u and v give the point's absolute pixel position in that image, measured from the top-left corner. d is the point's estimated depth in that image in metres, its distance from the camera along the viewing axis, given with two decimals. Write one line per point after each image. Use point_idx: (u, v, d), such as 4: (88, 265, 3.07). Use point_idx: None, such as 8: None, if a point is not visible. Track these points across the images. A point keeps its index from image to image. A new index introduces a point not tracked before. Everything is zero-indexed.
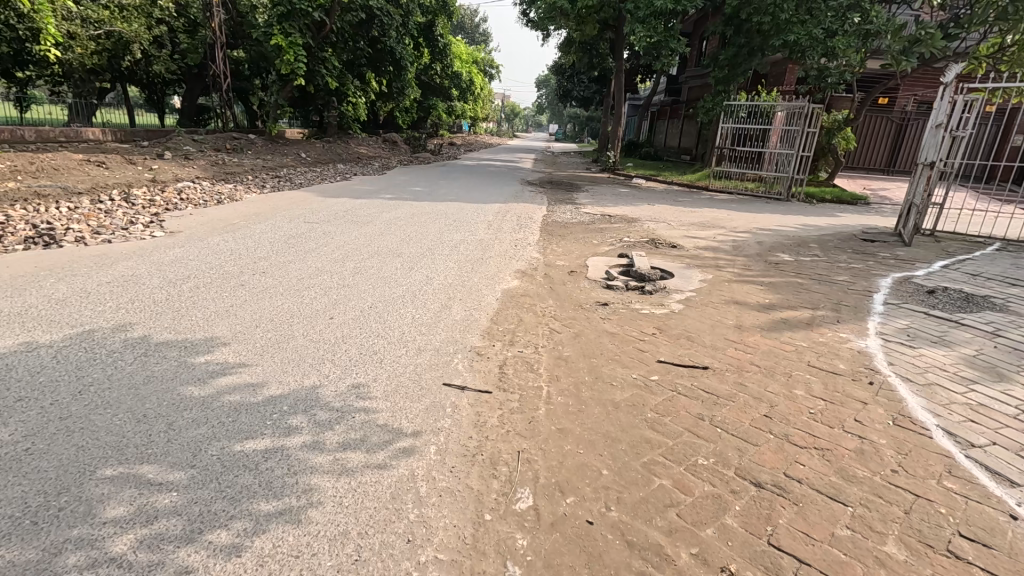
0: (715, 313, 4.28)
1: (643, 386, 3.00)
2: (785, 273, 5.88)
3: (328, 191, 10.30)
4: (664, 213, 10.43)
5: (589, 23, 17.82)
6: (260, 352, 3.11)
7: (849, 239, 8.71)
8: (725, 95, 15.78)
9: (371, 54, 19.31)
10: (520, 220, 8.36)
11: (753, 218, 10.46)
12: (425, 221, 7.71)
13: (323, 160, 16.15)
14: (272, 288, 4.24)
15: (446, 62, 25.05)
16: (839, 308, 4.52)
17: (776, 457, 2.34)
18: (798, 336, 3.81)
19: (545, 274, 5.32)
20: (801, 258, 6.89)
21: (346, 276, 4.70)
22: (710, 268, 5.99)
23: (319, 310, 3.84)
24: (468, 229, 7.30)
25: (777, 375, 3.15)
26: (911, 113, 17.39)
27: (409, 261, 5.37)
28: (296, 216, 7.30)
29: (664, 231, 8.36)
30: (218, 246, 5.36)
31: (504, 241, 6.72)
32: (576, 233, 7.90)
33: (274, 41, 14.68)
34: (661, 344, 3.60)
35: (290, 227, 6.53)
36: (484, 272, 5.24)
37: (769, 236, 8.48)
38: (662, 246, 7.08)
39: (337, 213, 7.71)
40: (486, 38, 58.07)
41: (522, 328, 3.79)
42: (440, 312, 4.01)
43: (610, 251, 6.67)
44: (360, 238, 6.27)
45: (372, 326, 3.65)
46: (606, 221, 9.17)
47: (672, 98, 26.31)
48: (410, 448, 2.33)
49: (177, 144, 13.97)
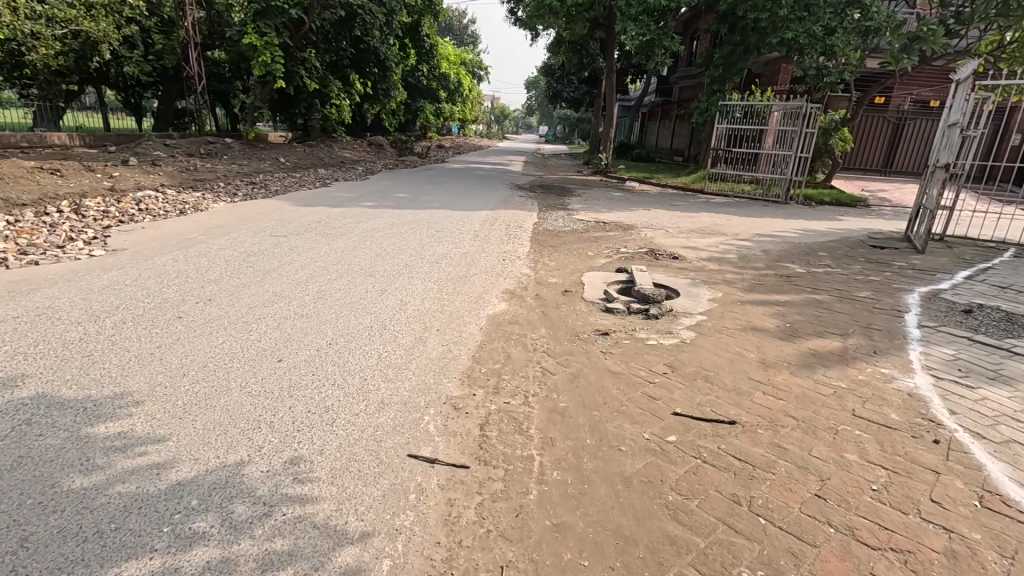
0: (732, 342, 3.72)
1: (658, 451, 2.41)
2: (800, 288, 5.34)
3: (303, 198, 9.65)
4: (662, 218, 9.92)
5: (579, 21, 17.02)
6: (177, 414, 2.48)
7: (856, 246, 8.23)
8: (720, 94, 15.14)
9: (354, 55, 18.70)
10: (509, 229, 7.77)
11: (754, 224, 9.95)
12: (406, 231, 7.11)
13: (303, 165, 15.46)
14: (214, 321, 3.61)
15: (433, 63, 24.50)
16: (871, 332, 3.97)
17: (844, 568, 1.77)
18: (833, 373, 3.26)
19: (536, 295, 4.72)
20: (813, 269, 6.36)
21: (305, 303, 4.07)
22: (718, 284, 5.45)
23: (265, 350, 3.21)
24: (452, 241, 6.69)
25: (821, 431, 2.58)
26: (907, 112, 17.02)
27: (381, 281, 4.76)
28: (263, 228, 6.65)
29: (663, 240, 7.83)
30: (163, 268, 4.70)
31: (491, 254, 6.13)
32: (570, 243, 7.34)
33: (248, 40, 13.89)
34: (675, 388, 3.02)
35: (253, 241, 5.89)
36: (467, 293, 4.63)
37: (773, 244, 7.98)
38: (663, 258, 6.53)
39: (309, 224, 7.07)
40: (474, 40, 57.62)
41: (510, 368, 3.19)
42: (412, 349, 3.40)
43: (606, 265, 6.11)
44: (329, 253, 5.63)
45: (327, 371, 3.03)
46: (601, 228, 8.64)
47: (663, 99, 25.95)
48: (354, 567, 1.72)
49: (147, 150, 13.23)
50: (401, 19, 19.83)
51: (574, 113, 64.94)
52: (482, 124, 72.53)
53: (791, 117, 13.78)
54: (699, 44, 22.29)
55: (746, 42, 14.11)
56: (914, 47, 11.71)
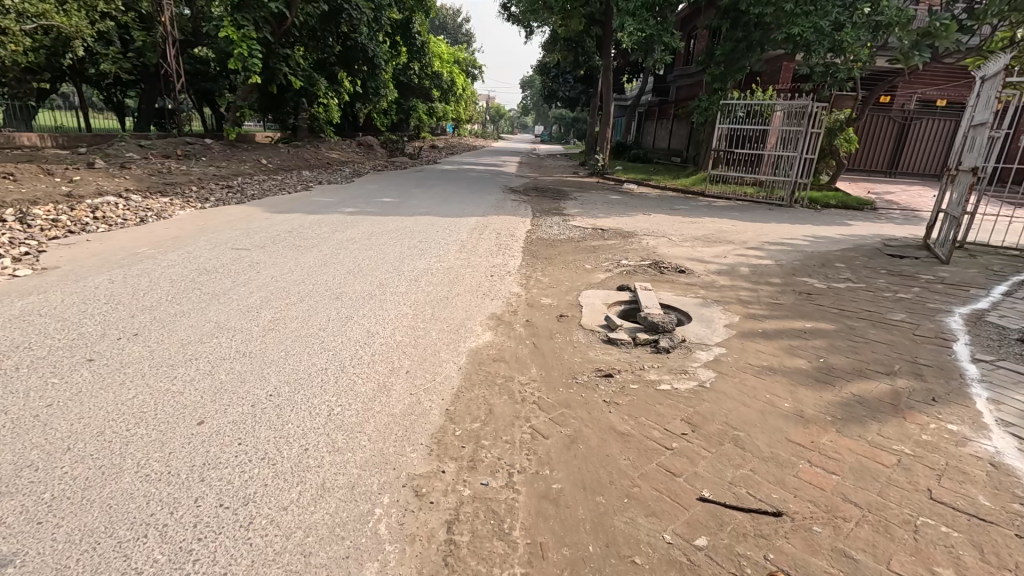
0: (760, 386, 3.11)
1: (685, 566, 1.79)
2: (826, 309, 4.75)
3: (279, 204, 8.98)
4: (663, 225, 9.34)
5: (575, 18, 16.20)
6: (36, 519, 1.84)
7: (874, 255, 7.65)
8: (721, 93, 14.55)
9: (341, 52, 18.07)
10: (499, 239, 7.16)
11: (761, 230, 9.37)
12: (386, 241, 6.49)
13: (287, 167, 14.78)
14: (133, 364, 2.96)
15: (424, 61, 23.92)
16: (923, 370, 3.36)
17: None
18: (891, 431, 2.64)
19: (527, 322, 4.08)
20: (834, 285, 5.78)
21: (251, 337, 3.43)
22: (732, 305, 4.83)
23: (185, 408, 2.57)
24: (435, 253, 6.05)
25: (896, 528, 1.97)
26: (913, 112, 16.43)
27: (349, 306, 4.12)
28: (224, 239, 5.98)
29: (666, 250, 7.26)
30: (92, 292, 4.03)
31: (478, 269, 5.50)
32: (566, 254, 6.74)
33: (224, 33, 13.10)
34: (699, 458, 2.39)
35: (208, 256, 5.22)
36: (446, 320, 4.00)
37: (785, 254, 7.41)
38: (669, 272, 5.92)
39: (278, 234, 6.42)
40: (468, 39, 56.73)
41: (491, 431, 2.56)
42: (370, 402, 2.76)
43: (607, 280, 5.52)
44: (294, 270, 4.99)
45: (258, 439, 2.38)
46: (599, 236, 8.05)
47: (660, 98, 25.46)
48: None
49: (118, 151, 12.52)
50: (391, 15, 19.16)
51: (569, 113, 64.41)
52: (476, 124, 71.89)
53: (795, 116, 13.25)
54: (697, 42, 21.71)
55: (749, 38, 13.61)
56: (924, 43, 11.31)
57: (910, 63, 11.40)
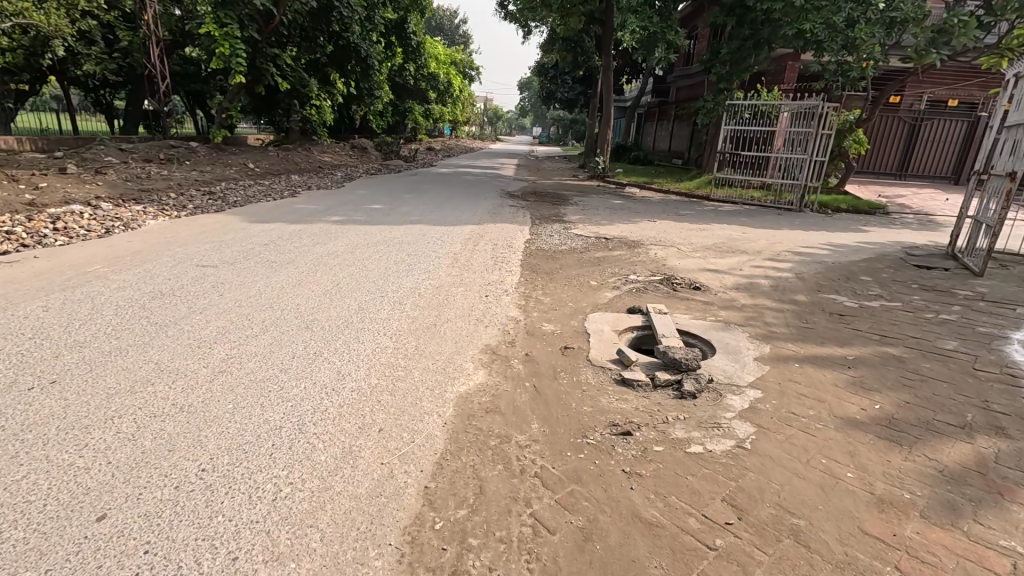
0: (812, 446, 2.54)
1: None
2: (866, 334, 4.21)
3: (260, 212, 8.40)
4: (671, 232, 8.79)
5: (574, 15, 15.77)
6: None
7: (900, 266, 7.11)
8: (727, 93, 13.99)
9: (333, 52, 17.52)
10: (496, 251, 6.61)
11: (774, 238, 8.83)
12: (372, 255, 5.92)
13: (275, 171, 14.20)
14: (36, 428, 2.37)
15: (420, 62, 23.42)
16: (1003, 422, 2.81)
17: None
18: (991, 519, 2.08)
19: (526, 357, 3.51)
20: (866, 303, 5.22)
21: (194, 384, 2.85)
22: (759, 329, 4.27)
23: (85, 496, 1.99)
24: (424, 268, 5.49)
25: None
26: (923, 112, 15.93)
27: (319, 338, 3.56)
28: (189, 254, 5.39)
29: (677, 262, 6.73)
30: (17, 324, 3.45)
31: (472, 288, 4.94)
32: (569, 267, 6.20)
33: (205, 30, 12.47)
34: (754, 565, 1.83)
35: (166, 276, 4.64)
36: (432, 356, 3.43)
37: (805, 265, 6.89)
38: (683, 289, 5.36)
39: (252, 247, 5.83)
40: (466, 40, 56.20)
41: (480, 524, 1.99)
42: (329, 478, 2.19)
43: (615, 299, 4.97)
44: (262, 291, 4.41)
45: (173, 542, 1.81)
46: (603, 246, 7.52)
47: (660, 99, 25.15)
48: None
49: (96, 155, 11.91)
50: (385, 14, 18.62)
51: (567, 115, 64.00)
52: (474, 125, 71.33)
53: (805, 117, 12.71)
54: (698, 42, 21.27)
55: (757, 35, 13.12)
56: (940, 41, 10.80)
57: (924, 62, 10.88)
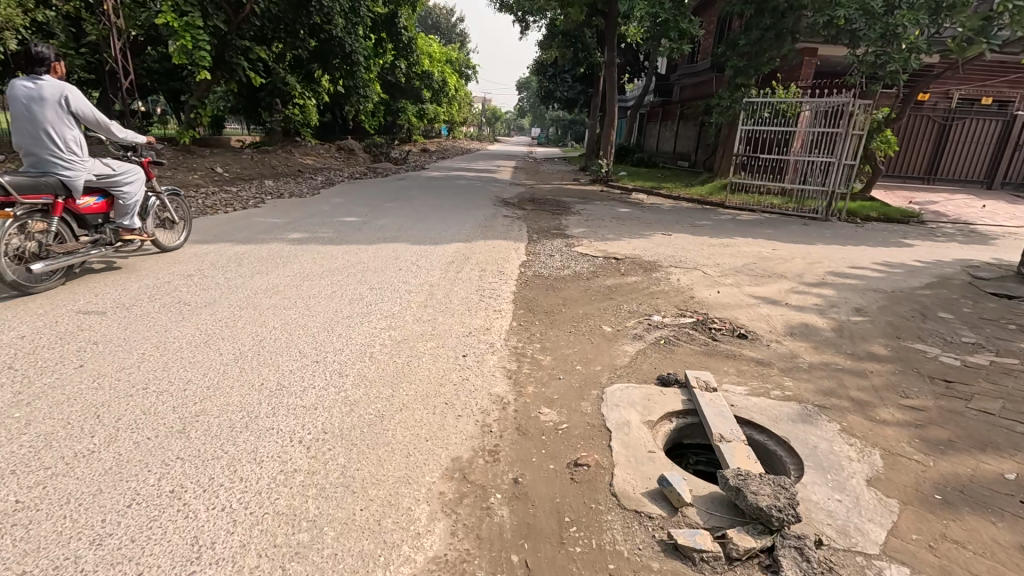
0: None
1: None
2: (1008, 424, 2.94)
3: (209, 228, 7.13)
4: (692, 250, 7.53)
5: (575, 5, 14.38)
6: None
7: (977, 295, 5.86)
8: (744, 90, 12.70)
9: (316, 48, 16.22)
10: (483, 280, 5.35)
11: (810, 257, 7.56)
12: (324, 288, 4.64)
13: (247, 177, 12.89)
14: None
15: (412, 59, 22.11)
16: None
17: None
18: None
19: (516, 488, 2.23)
20: (969, 358, 3.94)
21: None
22: (850, 413, 2.99)
23: None
24: (384, 311, 4.20)
25: None
26: (955, 111, 14.69)
27: (191, 457, 2.27)
28: (77, 294, 4.10)
29: (706, 292, 5.47)
30: None
31: (444, 346, 3.63)
32: (574, 302, 4.92)
33: (162, 20, 11.07)
34: None
35: (18, 333, 3.36)
36: (362, 493, 2.14)
37: (864, 296, 5.64)
38: (724, 340, 4.07)
39: (167, 280, 4.55)
40: (462, 39, 54.54)
41: None
42: None
43: (638, 358, 3.70)
44: (143, 360, 3.10)
45: None
46: (614, 270, 6.26)
47: (663, 99, 24.00)
48: None
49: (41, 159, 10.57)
50: (372, 7, 17.22)
51: (565, 114, 62.56)
52: (472, 125, 69.86)
53: (830, 116, 11.45)
54: (707, 38, 20.00)
55: (780, 25, 11.79)
56: (993, 28, 9.42)
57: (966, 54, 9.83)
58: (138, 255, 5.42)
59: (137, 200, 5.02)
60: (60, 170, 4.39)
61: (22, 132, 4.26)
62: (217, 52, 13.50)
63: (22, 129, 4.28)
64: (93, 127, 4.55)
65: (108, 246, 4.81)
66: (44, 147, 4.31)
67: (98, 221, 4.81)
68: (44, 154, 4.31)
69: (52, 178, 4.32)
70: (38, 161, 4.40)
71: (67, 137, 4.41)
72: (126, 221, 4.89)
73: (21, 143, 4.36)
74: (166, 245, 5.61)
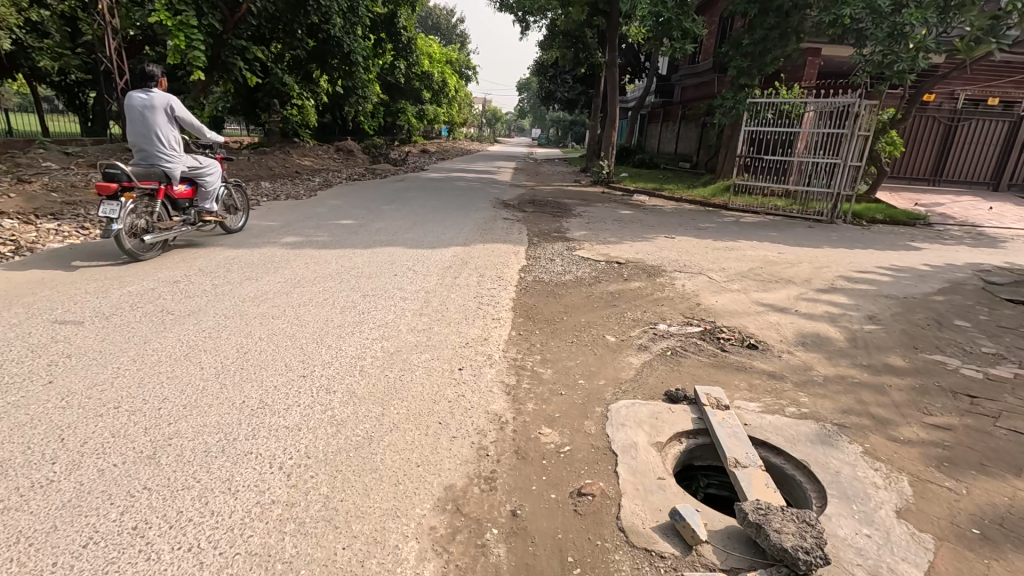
0: None
1: None
2: None
3: (200, 232, 6.94)
4: (696, 254, 7.34)
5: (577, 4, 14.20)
6: None
7: (992, 302, 5.67)
8: (747, 90, 12.50)
9: (314, 48, 16.04)
10: (480, 285, 5.16)
11: (817, 261, 7.37)
12: (315, 295, 4.45)
13: (243, 178, 12.70)
14: None
15: (412, 59, 21.94)
16: None
17: None
18: None
19: (515, 521, 2.05)
20: (991, 370, 3.75)
21: None
22: (872, 432, 2.80)
23: None
24: (376, 320, 4.00)
25: None
26: (962, 111, 14.49)
27: (160, 487, 2.08)
28: (55, 302, 3.91)
29: (713, 298, 5.27)
30: None
31: (438, 359, 3.43)
32: (576, 309, 4.73)
33: (156, 18, 10.89)
34: None
35: None
36: (344, 529, 1.95)
37: (876, 302, 5.45)
38: (734, 351, 3.88)
39: (151, 287, 4.37)
40: (462, 39, 54.39)
41: None
42: None
43: (644, 371, 3.50)
44: (116, 375, 2.90)
45: None
46: (617, 274, 6.07)
47: (664, 100, 23.80)
48: None
49: (33, 160, 10.38)
50: (371, 7, 17.03)
51: (565, 115, 62.38)
52: (472, 125, 69.64)
53: (835, 117, 11.27)
54: (710, 38, 19.80)
55: (785, 24, 11.63)
56: (1001, 27, 9.24)
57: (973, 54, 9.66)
58: (210, 234, 6.77)
59: (215, 188, 6.35)
60: (163, 162, 5.64)
61: (136, 131, 5.48)
62: (214, 52, 13.34)
63: (137, 129, 5.52)
64: (188, 130, 5.82)
65: (193, 225, 6.13)
66: (152, 144, 5.55)
67: (185, 205, 6.09)
68: (152, 148, 5.55)
69: (159, 170, 5.61)
70: (145, 154, 5.63)
71: (169, 136, 5.65)
72: (207, 207, 6.18)
73: (133, 139, 5.60)
74: (230, 227, 6.93)
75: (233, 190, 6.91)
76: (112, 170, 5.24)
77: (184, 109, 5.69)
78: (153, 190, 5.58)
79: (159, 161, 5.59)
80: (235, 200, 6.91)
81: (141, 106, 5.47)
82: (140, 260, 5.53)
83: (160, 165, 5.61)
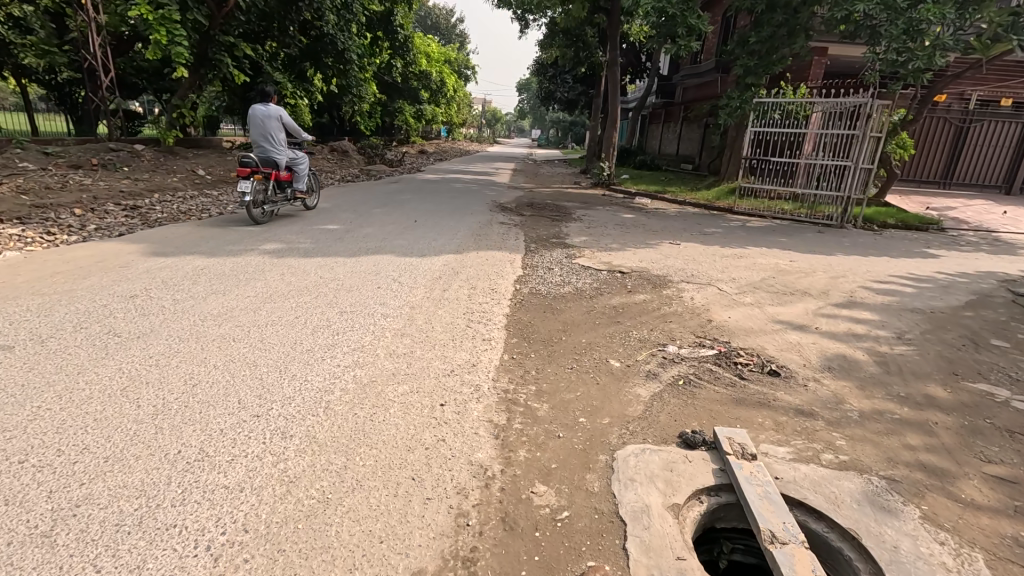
0: None
1: None
2: None
3: (176, 237, 6.51)
4: (705, 262, 6.92)
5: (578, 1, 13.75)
6: None
7: None
8: (753, 89, 12.04)
9: (307, 46, 15.61)
10: (471, 299, 4.73)
11: (833, 269, 6.94)
12: (287, 311, 4.01)
13: (231, 180, 12.25)
14: None
15: (409, 58, 21.50)
16: None
17: None
18: None
19: None
20: None
21: None
22: (928, 489, 2.36)
23: None
24: (351, 343, 3.56)
25: None
26: (974, 112, 14.06)
27: None
28: None
29: (725, 314, 4.84)
30: None
31: (419, 392, 2.99)
32: (575, 327, 4.30)
33: (137, 12, 10.43)
34: None
35: None
36: None
37: (903, 318, 5.01)
38: (754, 379, 3.44)
39: (103, 303, 3.93)
40: (462, 39, 54.21)
41: None
42: None
43: (653, 405, 3.06)
44: (30, 418, 2.46)
45: None
46: (620, 285, 5.63)
47: (666, 100, 23.38)
48: None
49: (8, 160, 9.91)
50: (366, 4, 16.54)
51: (566, 115, 61.98)
52: (472, 126, 69.36)
53: (845, 117, 10.84)
54: (713, 37, 19.36)
55: (793, 21, 11.16)
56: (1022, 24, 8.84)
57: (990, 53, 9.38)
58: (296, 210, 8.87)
59: (305, 174, 8.54)
60: (275, 155, 7.95)
61: (258, 135, 7.80)
62: (200, 49, 12.88)
63: (258, 132, 7.82)
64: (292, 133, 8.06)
65: (290, 201, 8.27)
66: (268, 143, 7.88)
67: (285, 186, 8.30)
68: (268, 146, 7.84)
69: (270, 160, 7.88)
70: (262, 150, 7.94)
71: (278, 137, 7.93)
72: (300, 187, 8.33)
73: (255, 139, 7.92)
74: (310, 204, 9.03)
75: (313, 177, 9.10)
76: (246, 160, 7.47)
77: (289, 117, 7.93)
78: (269, 175, 7.78)
79: (272, 154, 7.87)
80: (315, 183, 9.08)
81: (261, 116, 7.75)
82: (258, 225, 7.60)
83: (274, 157, 7.90)
